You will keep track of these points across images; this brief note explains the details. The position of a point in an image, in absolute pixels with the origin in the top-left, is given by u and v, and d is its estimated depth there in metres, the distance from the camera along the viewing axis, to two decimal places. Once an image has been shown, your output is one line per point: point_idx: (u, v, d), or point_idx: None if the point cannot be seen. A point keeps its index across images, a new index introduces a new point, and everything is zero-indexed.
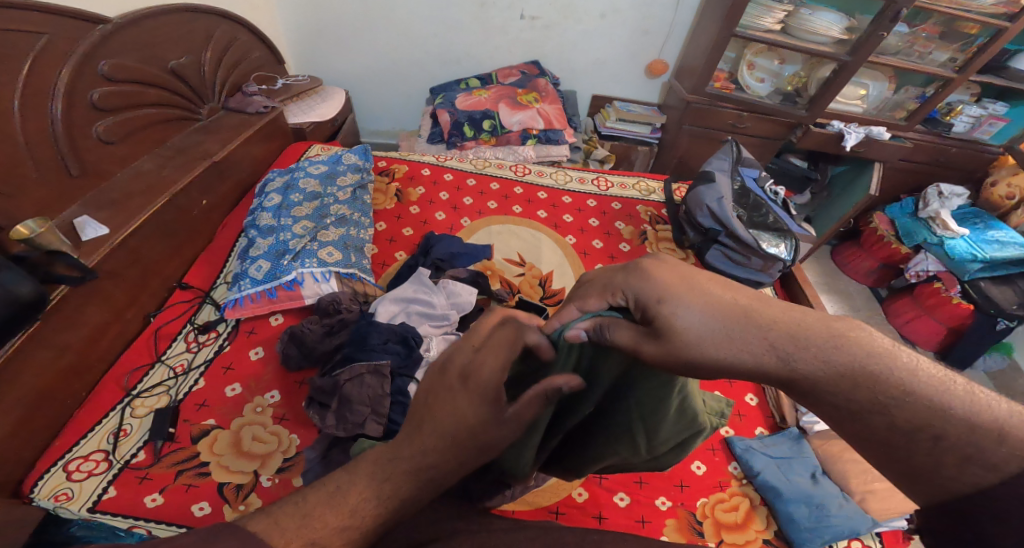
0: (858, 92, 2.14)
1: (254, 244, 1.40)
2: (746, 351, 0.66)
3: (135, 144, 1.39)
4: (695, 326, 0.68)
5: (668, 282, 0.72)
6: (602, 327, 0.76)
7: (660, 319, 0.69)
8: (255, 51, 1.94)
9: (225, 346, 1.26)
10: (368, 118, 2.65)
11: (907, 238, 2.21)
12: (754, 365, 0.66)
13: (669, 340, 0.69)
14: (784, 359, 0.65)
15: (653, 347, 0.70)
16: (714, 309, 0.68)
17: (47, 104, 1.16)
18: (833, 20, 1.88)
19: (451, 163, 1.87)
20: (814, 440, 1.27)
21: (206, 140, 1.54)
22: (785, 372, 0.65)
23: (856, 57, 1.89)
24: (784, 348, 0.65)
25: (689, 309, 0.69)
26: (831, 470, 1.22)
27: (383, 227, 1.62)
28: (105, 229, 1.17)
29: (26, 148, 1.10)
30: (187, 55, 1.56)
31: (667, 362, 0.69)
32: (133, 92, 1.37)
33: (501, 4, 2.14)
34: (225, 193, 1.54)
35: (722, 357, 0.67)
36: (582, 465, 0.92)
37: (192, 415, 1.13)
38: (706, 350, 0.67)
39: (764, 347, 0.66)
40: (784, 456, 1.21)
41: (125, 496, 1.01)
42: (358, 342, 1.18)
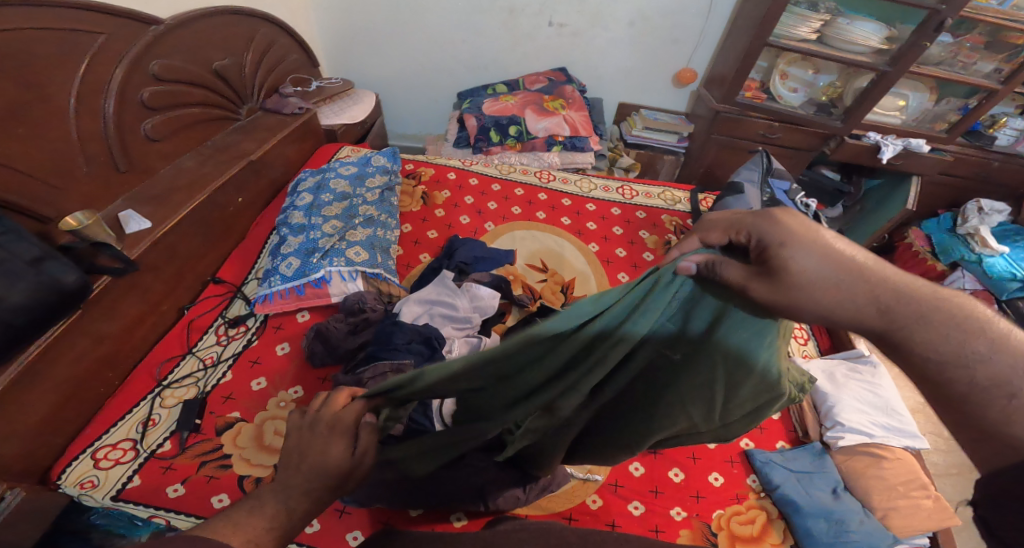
0: (897, 102, 2.08)
1: (286, 241, 1.44)
2: (852, 295, 0.66)
3: (178, 141, 1.45)
4: (812, 274, 0.68)
5: (797, 228, 0.71)
6: (713, 264, 0.75)
7: (777, 259, 0.70)
8: (291, 54, 2.00)
9: (252, 340, 1.30)
10: (395, 122, 2.71)
11: (943, 255, 2.14)
12: (851, 306, 0.66)
13: (780, 278, 0.70)
14: (880, 300, 0.65)
15: (761, 284, 0.71)
16: (833, 261, 0.68)
17: (100, 101, 1.22)
18: (873, 30, 1.84)
19: (477, 168, 1.89)
20: (837, 456, 1.23)
21: (243, 140, 1.60)
22: (886, 324, 0.64)
23: (896, 67, 1.85)
24: (886, 300, 0.65)
25: (812, 254, 0.68)
26: (855, 488, 1.18)
27: (408, 229, 1.65)
28: (148, 223, 1.22)
29: (78, 145, 1.17)
30: (230, 56, 1.63)
31: (769, 293, 0.71)
32: (180, 91, 1.44)
33: (532, 11, 2.17)
34: (259, 191, 1.59)
35: (827, 302, 0.67)
36: (642, 435, 0.92)
37: (217, 407, 1.17)
38: (813, 294, 0.68)
39: (875, 290, 0.66)
40: (805, 471, 1.18)
41: (149, 485, 1.05)
42: (382, 341, 1.20)
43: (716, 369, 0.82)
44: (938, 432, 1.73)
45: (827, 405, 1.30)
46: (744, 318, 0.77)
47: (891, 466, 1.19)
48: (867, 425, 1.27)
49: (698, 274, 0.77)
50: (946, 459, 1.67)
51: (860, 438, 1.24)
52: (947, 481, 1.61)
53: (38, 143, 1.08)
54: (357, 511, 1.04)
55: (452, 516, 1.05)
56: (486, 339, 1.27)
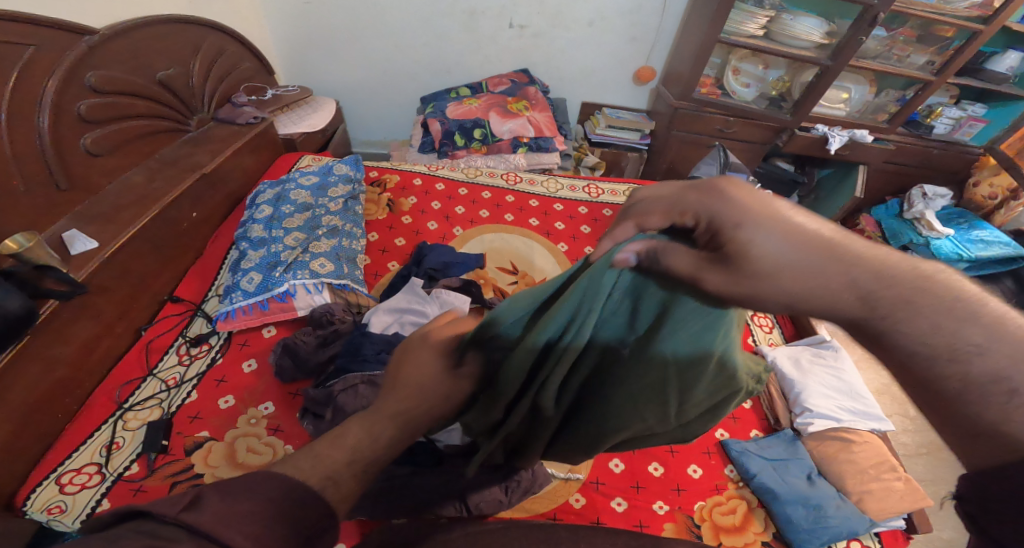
0: (840, 95, 2.17)
1: (246, 256, 1.39)
2: (825, 286, 0.55)
3: (123, 156, 1.38)
4: (772, 260, 0.57)
5: (747, 202, 0.59)
6: (656, 252, 0.68)
7: (732, 246, 0.59)
8: (243, 61, 1.94)
9: (217, 358, 1.25)
10: (358, 128, 2.66)
11: (895, 239, 2.24)
12: (827, 301, 0.55)
13: (737, 266, 0.59)
14: (861, 292, 0.54)
15: (716, 273, 0.62)
16: (796, 245, 0.56)
17: (34, 116, 1.15)
18: (814, 25, 1.91)
19: (443, 173, 1.87)
20: (809, 442, 1.27)
21: (196, 152, 1.54)
22: (877, 317, 0.54)
23: (837, 61, 1.93)
24: (866, 285, 0.54)
25: (772, 237, 0.57)
26: (827, 471, 1.23)
27: (375, 237, 1.62)
28: (95, 242, 1.15)
29: (14, 163, 1.09)
30: (175, 65, 1.56)
31: (726, 285, 0.61)
32: (121, 103, 1.37)
33: (490, 13, 2.16)
34: (216, 204, 1.53)
35: (795, 291, 0.56)
36: (601, 436, 0.88)
37: (184, 428, 1.12)
38: (777, 282, 0.57)
39: (853, 276, 0.54)
40: (780, 458, 1.21)
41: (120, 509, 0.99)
42: (352, 353, 1.17)
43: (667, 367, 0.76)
44: (902, 413, 1.81)
45: (795, 392, 1.35)
46: (694, 314, 0.70)
47: (860, 449, 1.24)
48: (835, 410, 1.32)
49: (639, 264, 0.70)
50: (913, 440, 1.75)
51: (827, 423, 1.28)
52: (915, 461, 1.69)
53: None
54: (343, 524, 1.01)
55: None
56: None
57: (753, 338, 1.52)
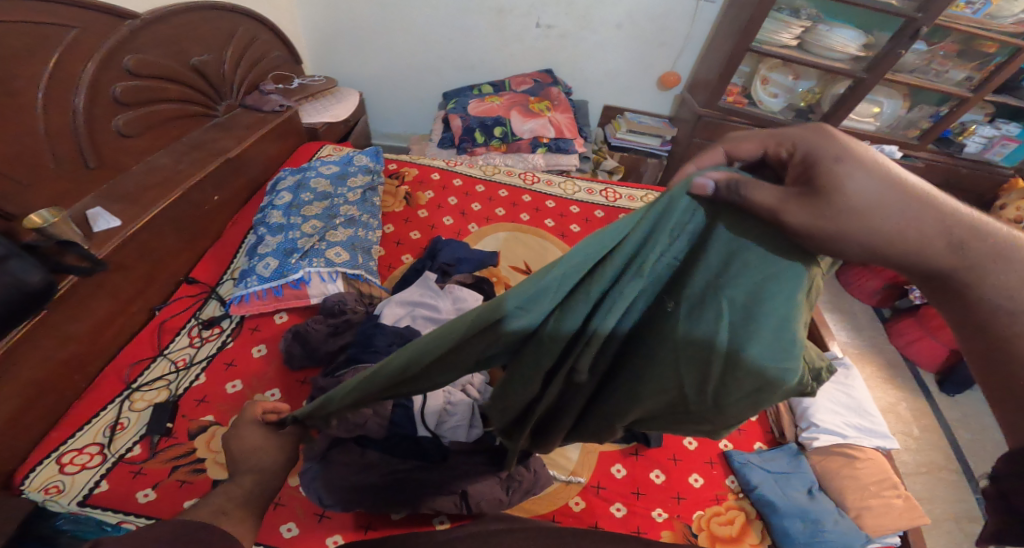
0: (872, 109, 2.11)
1: (263, 241, 1.41)
2: (913, 225, 0.57)
3: (152, 137, 1.42)
4: (869, 198, 0.57)
5: (851, 141, 0.60)
6: (737, 184, 0.63)
7: (830, 179, 0.58)
8: (274, 50, 1.97)
9: (227, 342, 1.27)
10: (379, 121, 2.68)
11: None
12: (915, 241, 0.57)
13: (830, 199, 0.58)
14: (936, 236, 0.58)
15: (803, 205, 0.59)
16: (891, 184, 0.58)
17: (71, 97, 1.18)
18: (851, 37, 1.87)
19: (462, 168, 1.88)
20: (813, 457, 1.25)
21: (222, 137, 1.56)
22: (956, 258, 0.58)
23: (872, 74, 1.90)
24: (958, 235, 0.58)
25: (870, 174, 0.58)
26: (829, 488, 1.21)
27: (391, 229, 1.63)
28: (118, 221, 1.18)
29: (47, 141, 1.13)
30: (210, 52, 1.59)
31: (817, 221, 0.58)
32: (156, 87, 1.40)
33: (519, 12, 2.16)
34: (237, 189, 1.55)
35: (891, 231, 0.57)
36: (625, 408, 0.78)
37: (190, 410, 1.14)
38: (872, 221, 0.57)
39: (933, 220, 0.58)
40: (781, 472, 1.20)
41: (117, 491, 1.01)
42: (363, 344, 1.18)
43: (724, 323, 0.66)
44: (906, 431, 1.77)
45: (802, 407, 1.32)
46: (762, 255, 0.65)
47: (864, 466, 1.22)
48: (840, 425, 1.29)
49: (716, 196, 0.65)
50: (915, 458, 1.71)
51: (833, 438, 1.26)
52: (915, 479, 1.65)
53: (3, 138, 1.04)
54: (340, 512, 1.02)
55: (434, 519, 1.04)
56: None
57: None
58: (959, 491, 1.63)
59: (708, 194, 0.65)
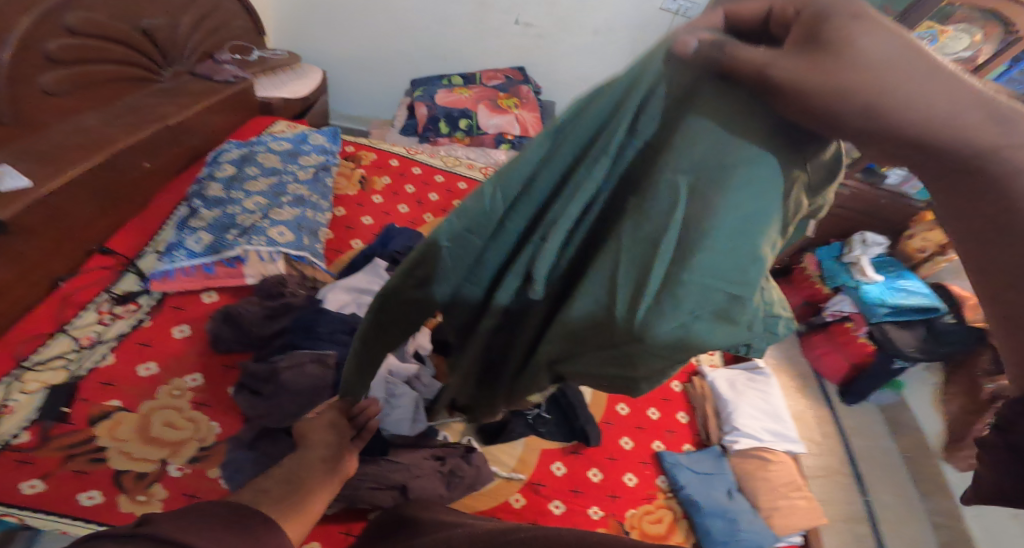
0: None
1: (197, 214, 1.34)
2: (939, 96, 0.43)
3: (83, 98, 1.31)
4: (878, 54, 0.43)
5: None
6: (722, 44, 0.51)
7: (835, 32, 0.45)
8: (237, 19, 1.87)
9: (144, 320, 1.19)
10: (340, 101, 2.59)
11: (830, 280, 2.08)
12: (946, 113, 0.43)
13: (831, 53, 0.45)
14: (964, 117, 0.43)
15: (794, 62, 0.47)
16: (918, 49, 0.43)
17: None
18: None
19: (422, 158, 1.85)
20: (734, 458, 1.33)
21: (164, 103, 1.46)
22: (998, 137, 0.42)
23: None
24: (1005, 114, 0.42)
25: (885, 32, 0.44)
26: (745, 487, 1.29)
27: (342, 213, 1.58)
28: (28, 180, 1.07)
29: None
30: (163, 17, 1.53)
31: (806, 76, 0.46)
32: (95, 47, 1.31)
33: (500, 6, 2.15)
34: (172, 158, 1.46)
35: (906, 97, 0.43)
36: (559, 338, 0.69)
37: (93, 394, 1.05)
38: (880, 82, 0.44)
39: (968, 94, 0.43)
40: (707, 472, 1.25)
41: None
42: (303, 329, 1.16)
43: (668, 225, 0.55)
44: (811, 436, 1.86)
45: (727, 411, 1.40)
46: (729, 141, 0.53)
47: (776, 468, 1.33)
48: (757, 430, 1.40)
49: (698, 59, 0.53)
50: (815, 462, 1.79)
51: (751, 442, 1.36)
52: (817, 482, 1.73)
53: None
54: None
55: (370, 514, 1.01)
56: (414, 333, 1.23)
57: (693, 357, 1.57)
58: (850, 493, 1.74)
59: (690, 56, 0.52)
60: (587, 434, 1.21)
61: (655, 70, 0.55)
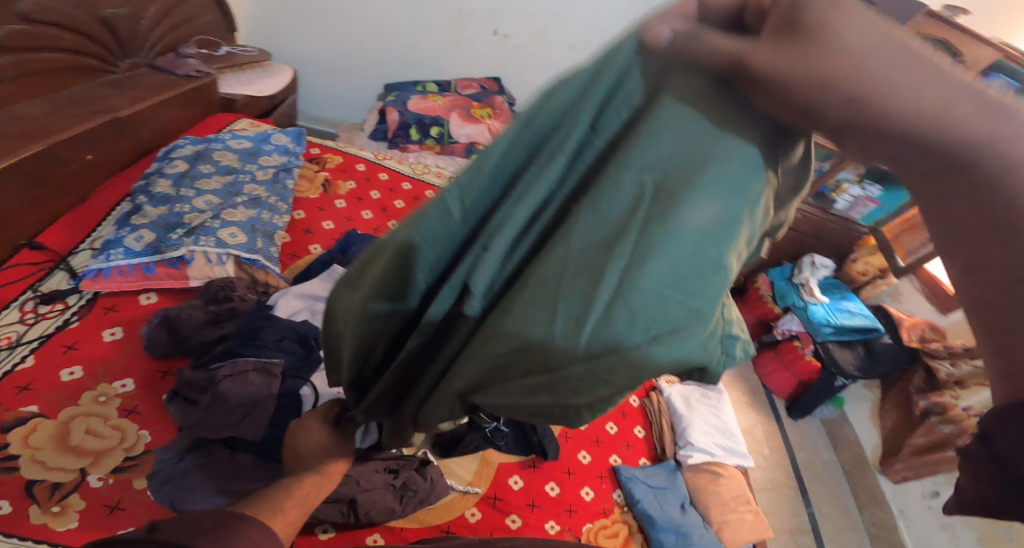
0: None
1: (141, 211, 1.27)
2: (918, 90, 0.40)
3: (26, 86, 1.24)
4: (856, 44, 0.41)
5: None
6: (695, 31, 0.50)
7: (813, 22, 0.43)
8: (205, 14, 1.83)
9: (71, 321, 1.12)
10: (310, 101, 2.52)
11: (779, 299, 2.12)
12: (923, 108, 0.40)
13: (811, 39, 0.43)
14: (948, 106, 0.40)
15: (772, 46, 0.45)
16: (894, 38, 0.41)
17: None
18: None
19: (389, 164, 1.83)
20: (687, 472, 1.36)
21: (116, 96, 1.40)
22: (980, 128, 0.40)
23: None
24: (979, 111, 0.40)
25: (864, 17, 0.42)
26: (697, 501, 1.31)
27: (302, 216, 1.54)
28: None
29: None
30: (127, 6, 1.47)
31: (785, 65, 0.44)
32: (46, 35, 1.25)
33: (479, 15, 2.16)
34: (118, 151, 1.39)
35: (893, 90, 0.41)
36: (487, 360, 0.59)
37: (7, 400, 0.97)
38: (862, 70, 0.41)
39: (947, 84, 0.40)
40: (661, 486, 1.27)
41: None
42: (246, 336, 1.12)
43: (633, 221, 0.50)
44: (758, 450, 1.93)
45: (682, 426, 1.43)
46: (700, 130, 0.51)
47: (725, 482, 1.35)
48: (711, 444, 1.42)
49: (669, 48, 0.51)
50: (763, 475, 1.86)
51: (705, 456, 1.38)
52: (762, 495, 1.80)
53: None
54: None
55: (315, 529, 0.96)
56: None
57: None
58: (793, 504, 1.82)
59: (662, 46, 0.51)
60: (545, 448, 1.21)
61: (626, 55, 0.53)
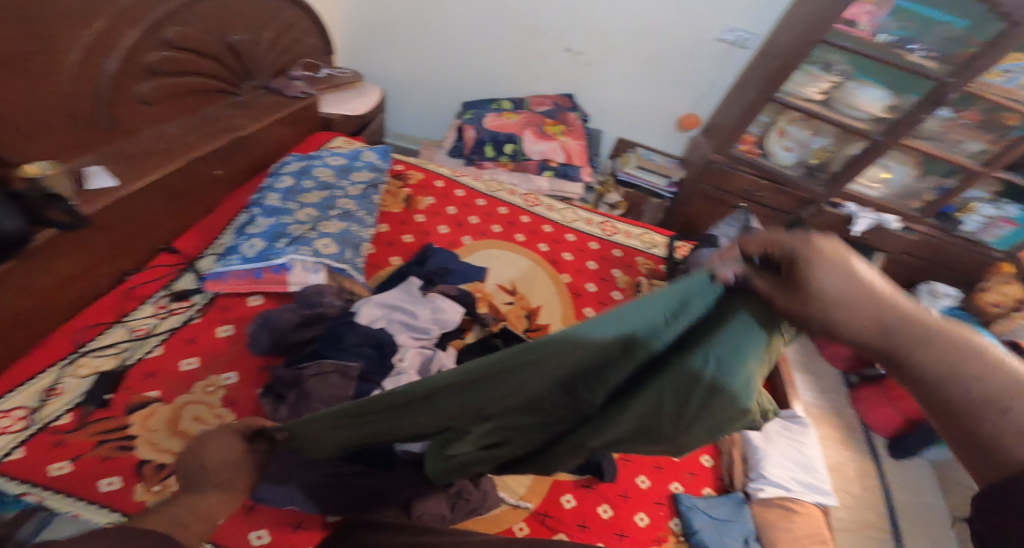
0: (880, 174, 2.12)
1: (254, 222, 1.42)
2: (866, 321, 0.58)
3: (171, 106, 1.43)
4: (834, 293, 0.60)
5: (835, 250, 0.62)
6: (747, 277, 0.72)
7: (803, 275, 0.62)
8: (309, 38, 2.00)
9: (195, 317, 1.27)
10: (395, 120, 2.69)
11: None
12: (874, 333, 0.58)
13: (800, 290, 0.63)
14: (883, 329, 0.58)
15: (784, 296, 0.66)
16: (861, 281, 0.60)
17: (104, 60, 1.19)
18: (876, 97, 1.91)
19: (466, 180, 1.90)
20: (756, 507, 1.27)
21: (237, 116, 1.58)
22: (910, 346, 0.56)
23: (890, 137, 1.91)
24: (905, 336, 0.57)
25: (840, 268, 0.60)
26: (767, 538, 1.22)
27: (385, 229, 1.64)
28: (114, 183, 1.17)
29: (67, 97, 1.11)
30: (247, 33, 1.64)
31: (788, 304, 0.65)
32: (185, 61, 1.43)
33: (548, 34, 2.21)
34: (238, 167, 1.55)
35: (856, 323, 0.59)
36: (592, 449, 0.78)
37: (136, 384, 1.12)
38: (839, 311, 0.59)
39: (892, 317, 0.58)
40: (724, 519, 1.20)
41: (32, 460, 0.97)
42: (332, 340, 1.20)
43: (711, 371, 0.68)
44: (847, 488, 1.73)
45: (755, 457, 1.35)
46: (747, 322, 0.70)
47: (799, 520, 1.24)
48: (785, 479, 1.33)
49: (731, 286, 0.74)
50: (848, 514, 1.67)
51: (777, 491, 1.29)
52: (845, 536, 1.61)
53: (34, 90, 1.04)
54: (274, 510, 1.01)
55: None
56: (440, 353, 1.25)
57: None
58: None
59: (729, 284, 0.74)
60: (602, 469, 1.19)
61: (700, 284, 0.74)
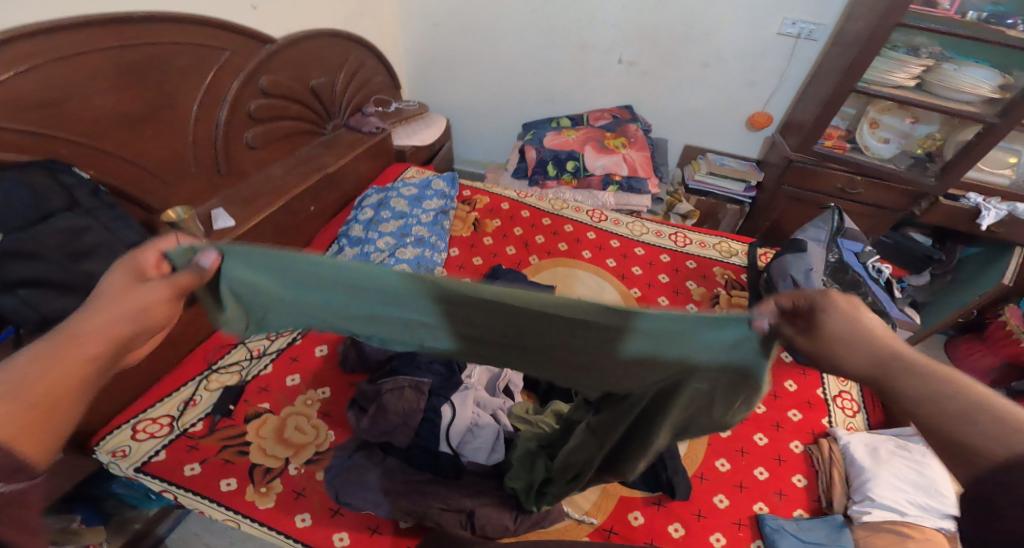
0: (1007, 159, 1.90)
1: (343, 252, 1.56)
2: (860, 357, 0.69)
3: (272, 151, 1.63)
4: (838, 334, 0.70)
5: (840, 305, 0.71)
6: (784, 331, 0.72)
7: (817, 323, 0.71)
8: (377, 75, 2.18)
9: (297, 338, 1.40)
10: (464, 147, 2.82)
11: None
12: (870, 369, 0.68)
13: (818, 337, 0.71)
14: (880, 366, 0.67)
15: (803, 338, 0.72)
16: (866, 329, 0.69)
17: (217, 112, 1.40)
18: (982, 77, 1.72)
19: (531, 201, 1.94)
20: (859, 531, 1.11)
21: (324, 154, 1.74)
22: (894, 381, 0.66)
23: (1006, 119, 1.69)
24: (892, 370, 0.66)
25: (847, 317, 0.70)
26: None
27: (455, 253, 1.71)
28: (232, 223, 1.35)
29: (192, 147, 1.35)
30: (325, 75, 1.81)
31: (810, 346, 0.72)
32: (279, 107, 1.62)
33: (601, 47, 2.22)
34: (329, 202, 1.71)
35: (852, 361, 0.69)
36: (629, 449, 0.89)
37: (252, 397, 1.26)
38: (837, 354, 0.70)
39: (885, 355, 0.67)
40: (817, 544, 1.10)
41: (172, 461, 1.12)
42: (407, 358, 1.25)
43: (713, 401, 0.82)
44: None
45: (859, 478, 1.18)
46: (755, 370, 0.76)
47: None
48: (903, 502, 1.14)
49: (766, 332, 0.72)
50: None
51: (888, 515, 1.11)
52: None
53: (160, 142, 1.27)
54: (354, 513, 1.08)
55: None
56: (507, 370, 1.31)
57: (828, 419, 1.38)
58: None
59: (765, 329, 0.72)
60: (674, 487, 1.15)
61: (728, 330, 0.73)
